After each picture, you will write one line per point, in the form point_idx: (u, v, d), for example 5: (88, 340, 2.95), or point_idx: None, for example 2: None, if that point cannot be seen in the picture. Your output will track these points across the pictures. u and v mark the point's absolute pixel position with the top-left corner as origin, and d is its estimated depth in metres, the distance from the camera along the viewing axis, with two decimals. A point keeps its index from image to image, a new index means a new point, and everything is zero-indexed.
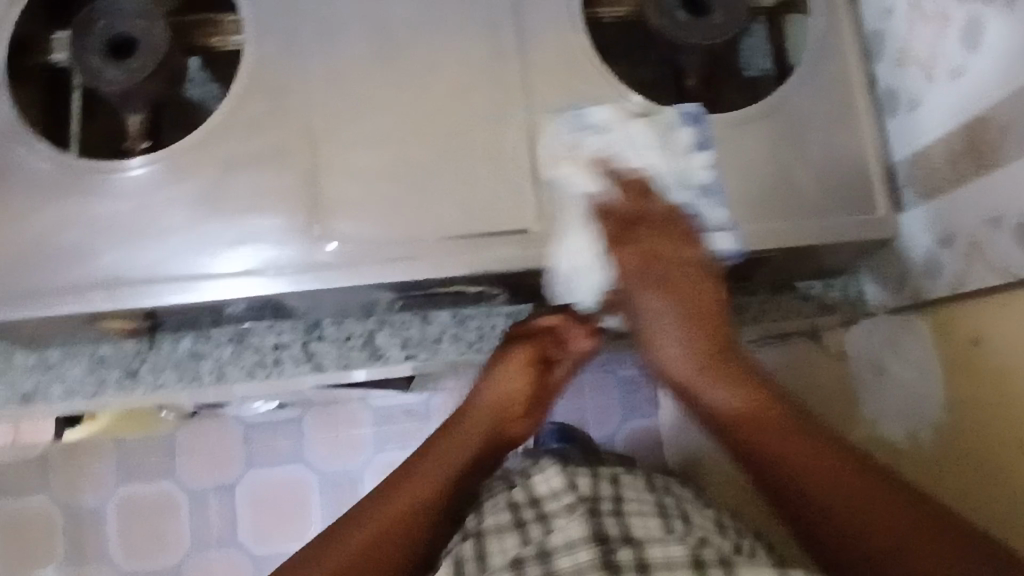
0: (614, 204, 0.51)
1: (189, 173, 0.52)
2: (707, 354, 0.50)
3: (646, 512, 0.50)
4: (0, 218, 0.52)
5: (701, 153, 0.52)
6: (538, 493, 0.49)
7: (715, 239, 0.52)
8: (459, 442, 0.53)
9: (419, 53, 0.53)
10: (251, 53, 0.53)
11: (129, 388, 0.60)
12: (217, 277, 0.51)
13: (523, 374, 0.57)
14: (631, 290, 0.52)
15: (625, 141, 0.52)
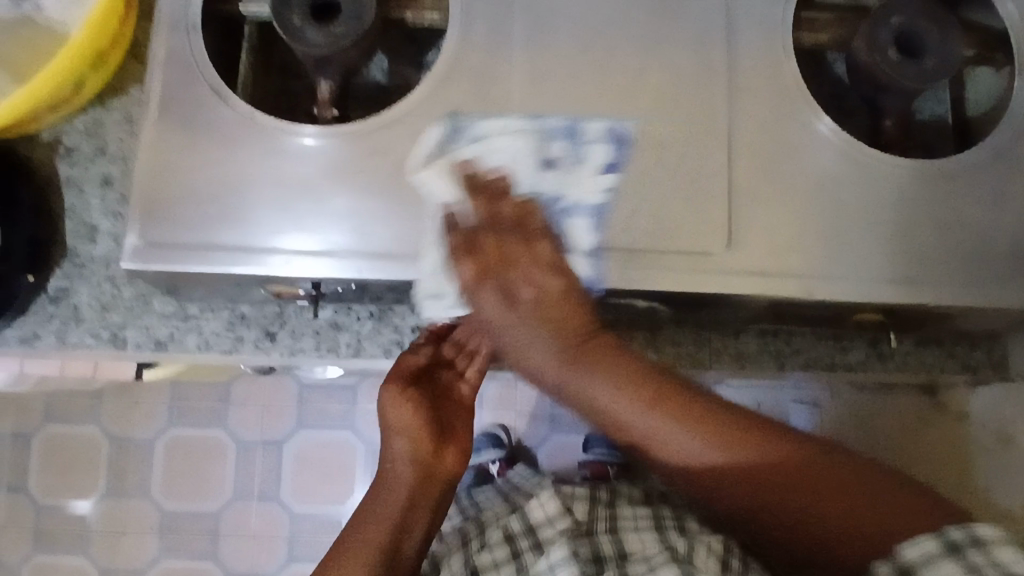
0: (468, 216, 0.48)
1: (378, 147, 0.51)
2: (578, 356, 0.51)
3: (641, 527, 0.60)
4: (180, 165, 0.51)
5: (606, 175, 0.48)
6: (534, 520, 0.61)
7: (574, 262, 0.49)
8: (401, 478, 0.54)
9: (625, 61, 0.52)
10: (456, 38, 0.52)
11: (266, 349, 0.61)
12: (391, 256, 0.50)
13: (412, 403, 0.55)
14: (480, 292, 0.49)
15: (489, 151, 0.48)
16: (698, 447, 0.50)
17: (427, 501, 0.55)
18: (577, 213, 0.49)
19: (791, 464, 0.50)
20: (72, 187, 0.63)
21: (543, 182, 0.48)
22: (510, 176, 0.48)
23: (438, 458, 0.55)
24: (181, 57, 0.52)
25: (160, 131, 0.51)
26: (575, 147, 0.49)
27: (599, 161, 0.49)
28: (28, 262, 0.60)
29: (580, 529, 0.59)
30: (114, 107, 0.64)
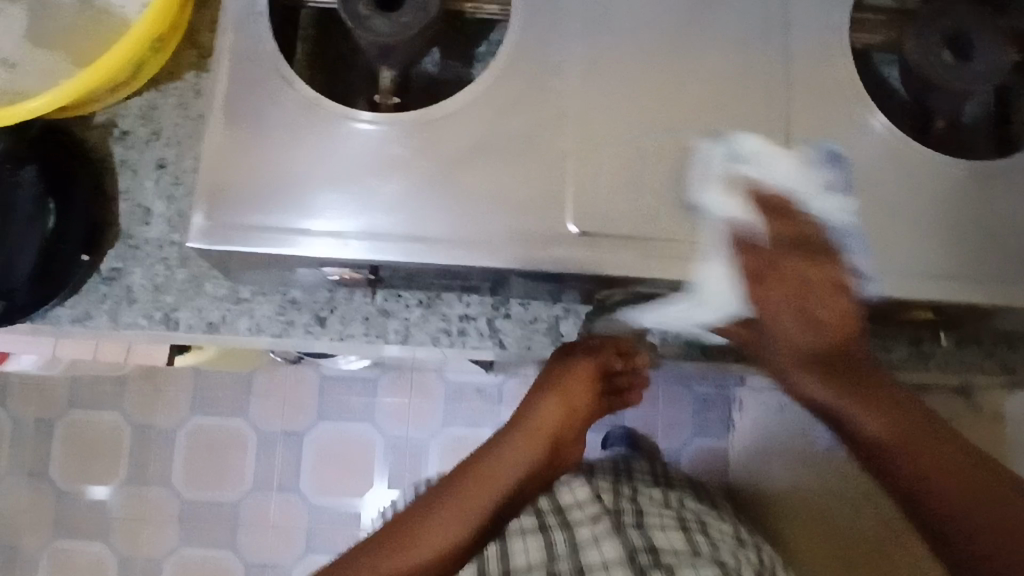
0: (762, 237, 0.50)
1: (438, 136, 0.52)
2: (829, 350, 0.51)
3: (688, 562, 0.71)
4: (244, 148, 0.52)
5: (840, 194, 0.51)
6: (590, 560, 0.67)
7: (865, 282, 0.51)
8: (538, 439, 0.61)
9: (683, 58, 0.53)
10: (518, 33, 0.53)
11: (316, 334, 0.61)
12: (449, 243, 0.51)
13: (584, 387, 0.63)
14: (742, 281, 0.50)
15: (771, 171, 0.50)
16: (880, 428, 0.50)
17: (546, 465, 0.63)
18: (852, 239, 0.51)
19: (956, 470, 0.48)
20: (126, 170, 0.64)
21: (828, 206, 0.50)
22: (793, 198, 0.49)
23: (569, 429, 0.64)
24: (247, 43, 0.53)
25: (227, 114, 0.52)
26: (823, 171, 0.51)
27: (830, 180, 0.51)
28: (82, 240, 0.60)
29: (612, 516, 0.74)
30: (169, 93, 0.65)
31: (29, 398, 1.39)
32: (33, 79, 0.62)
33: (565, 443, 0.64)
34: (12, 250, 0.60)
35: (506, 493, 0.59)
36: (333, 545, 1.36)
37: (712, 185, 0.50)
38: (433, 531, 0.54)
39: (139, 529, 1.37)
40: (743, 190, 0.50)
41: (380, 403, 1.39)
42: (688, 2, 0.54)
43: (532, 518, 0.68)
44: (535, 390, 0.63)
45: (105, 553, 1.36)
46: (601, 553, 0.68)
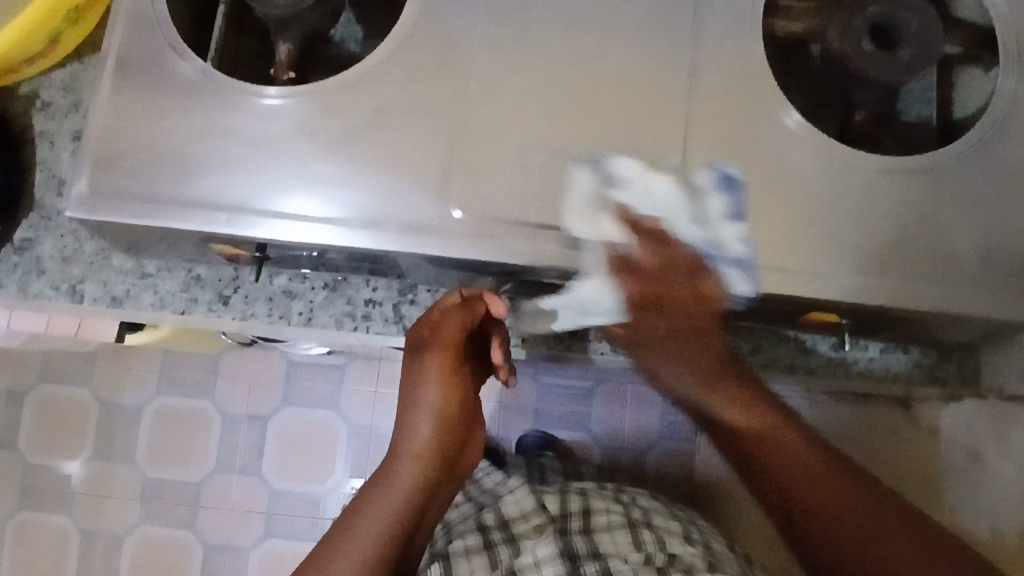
0: (637, 258, 0.48)
1: (330, 112, 0.51)
2: (708, 377, 0.48)
3: (616, 527, 0.74)
4: (132, 118, 0.51)
5: (732, 223, 0.48)
6: (508, 515, 0.74)
7: (731, 281, 0.47)
8: (413, 461, 0.56)
9: (587, 38, 0.51)
10: (417, 5, 0.51)
11: (219, 312, 0.60)
12: (335, 222, 0.50)
13: (450, 386, 0.57)
14: (635, 342, 0.49)
15: (646, 197, 0.48)
16: (739, 434, 0.48)
17: (431, 486, 0.56)
18: (728, 264, 0.47)
19: (865, 527, 0.45)
20: (44, 140, 0.64)
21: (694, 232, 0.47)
22: (670, 226, 0.47)
23: (446, 440, 0.58)
24: (143, 11, 0.52)
25: (117, 82, 0.51)
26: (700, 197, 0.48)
27: (724, 210, 0.48)
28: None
29: (556, 525, 0.73)
30: (92, 65, 0.65)
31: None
32: None
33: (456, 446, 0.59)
34: None
35: (390, 533, 0.53)
36: (293, 531, 1.36)
37: (592, 206, 0.48)
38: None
39: (102, 504, 1.38)
40: (616, 213, 0.48)
41: (346, 391, 1.39)
42: None
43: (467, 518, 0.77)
44: (405, 392, 0.57)
45: (69, 527, 1.38)
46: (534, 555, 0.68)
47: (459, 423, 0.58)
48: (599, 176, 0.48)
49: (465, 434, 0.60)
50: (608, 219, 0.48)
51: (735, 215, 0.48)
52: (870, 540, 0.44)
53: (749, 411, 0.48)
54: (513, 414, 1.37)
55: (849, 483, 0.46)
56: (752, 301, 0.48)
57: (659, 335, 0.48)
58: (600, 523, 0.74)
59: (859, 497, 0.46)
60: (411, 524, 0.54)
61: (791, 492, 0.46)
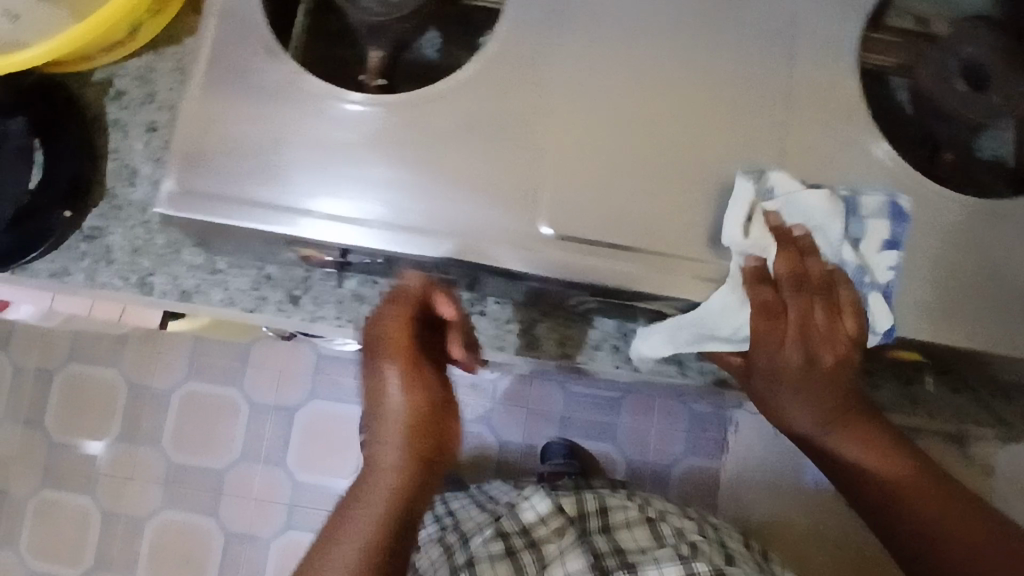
0: (775, 268, 0.49)
1: (419, 122, 0.51)
2: (809, 380, 0.51)
3: (633, 523, 0.90)
4: (222, 117, 0.51)
5: (891, 252, 0.49)
6: (526, 521, 0.89)
7: (872, 307, 0.48)
8: (383, 480, 0.53)
9: (681, 60, 0.50)
10: (513, 17, 0.51)
11: (288, 312, 0.61)
12: (419, 232, 0.49)
13: (412, 387, 0.53)
14: (767, 374, 0.52)
15: (798, 207, 0.49)
16: (852, 458, 0.54)
17: (409, 500, 0.53)
18: (868, 288, 0.49)
19: (946, 513, 0.52)
20: (118, 130, 0.63)
21: (847, 253, 0.49)
22: (815, 237, 0.50)
23: (419, 452, 0.53)
24: (237, 10, 0.52)
25: (208, 80, 0.51)
26: (856, 224, 0.49)
27: (883, 236, 0.49)
28: (67, 196, 0.61)
29: (574, 526, 0.88)
30: (168, 56, 0.64)
31: (32, 347, 1.41)
32: (31, 31, 0.62)
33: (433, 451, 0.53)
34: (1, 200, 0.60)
35: (366, 559, 0.51)
36: (312, 525, 1.36)
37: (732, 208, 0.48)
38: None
39: (124, 487, 1.38)
40: (767, 224, 0.49)
41: None
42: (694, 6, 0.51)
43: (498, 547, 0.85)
44: (371, 392, 0.54)
45: (90, 508, 1.38)
46: (559, 546, 0.86)
47: (435, 428, 0.53)
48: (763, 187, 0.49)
49: (444, 435, 0.54)
50: (753, 229, 0.48)
51: (892, 243, 0.49)
52: (948, 541, 0.51)
53: (860, 424, 0.54)
54: (539, 419, 1.39)
55: (951, 500, 0.53)
56: (891, 332, 0.49)
57: (792, 375, 0.51)
58: (618, 520, 0.90)
59: (963, 520, 0.52)
60: (388, 545, 0.52)
61: (884, 495, 0.53)
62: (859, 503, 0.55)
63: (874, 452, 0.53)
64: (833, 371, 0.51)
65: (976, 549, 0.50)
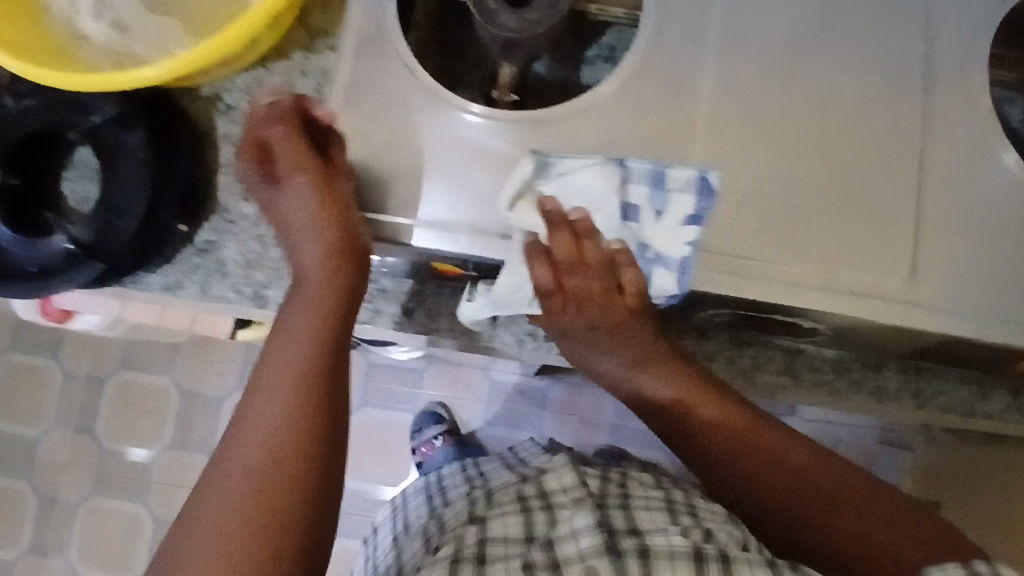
0: (558, 254, 0.50)
1: (556, 137, 0.51)
2: (648, 358, 0.55)
3: (653, 507, 0.57)
4: (363, 134, 0.51)
5: (691, 227, 0.47)
6: (549, 486, 0.58)
7: (658, 282, 0.49)
8: (313, 299, 0.50)
9: (818, 79, 0.51)
10: (650, 38, 0.51)
11: (402, 325, 0.61)
12: (560, 246, 0.49)
13: (328, 195, 0.50)
14: (572, 342, 0.55)
15: (572, 187, 0.49)
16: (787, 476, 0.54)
17: (332, 332, 0.50)
18: (669, 263, 0.49)
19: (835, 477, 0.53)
20: (227, 144, 0.64)
21: (631, 231, 0.49)
22: (597, 220, 0.50)
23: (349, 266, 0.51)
24: (373, 28, 0.53)
25: (347, 97, 0.52)
26: (660, 196, 0.48)
27: (687, 210, 0.47)
28: (180, 208, 0.60)
29: (596, 500, 0.57)
30: (276, 70, 0.64)
31: (83, 354, 1.42)
32: (146, 43, 0.61)
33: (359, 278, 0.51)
34: (114, 213, 0.58)
35: (305, 392, 0.47)
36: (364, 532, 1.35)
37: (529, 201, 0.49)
38: (247, 458, 0.45)
39: (177, 493, 1.39)
40: (540, 205, 0.49)
41: (423, 394, 1.41)
42: (827, 24, 0.52)
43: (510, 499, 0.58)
44: (294, 211, 0.51)
45: (142, 514, 1.39)
46: (573, 522, 0.54)
47: (357, 244, 0.51)
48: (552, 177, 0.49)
49: (367, 255, 0.52)
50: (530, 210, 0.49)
51: (696, 218, 0.47)
52: (892, 526, 0.50)
53: (680, 374, 0.56)
54: (588, 427, 1.39)
55: (901, 502, 0.52)
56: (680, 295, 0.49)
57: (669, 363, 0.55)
58: (640, 500, 0.59)
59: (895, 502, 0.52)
60: (320, 380, 0.48)
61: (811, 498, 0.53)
62: (758, 517, 0.55)
63: (798, 452, 0.55)
64: (712, 391, 0.56)
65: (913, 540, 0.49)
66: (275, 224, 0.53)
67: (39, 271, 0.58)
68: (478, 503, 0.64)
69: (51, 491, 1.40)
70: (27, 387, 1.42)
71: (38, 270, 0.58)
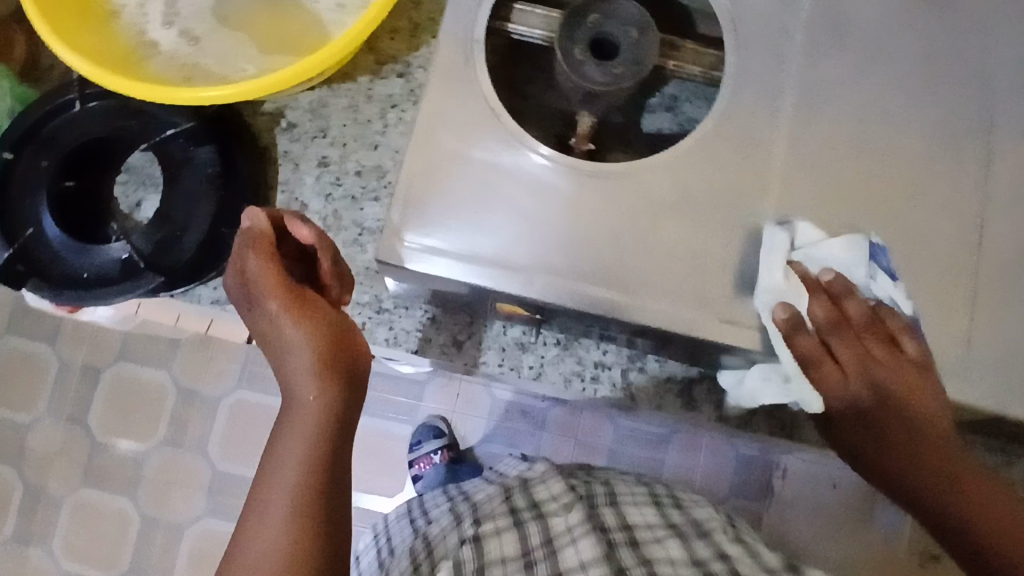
0: (812, 314, 0.50)
1: (639, 189, 0.52)
2: (909, 402, 0.50)
3: (641, 504, 0.72)
4: (443, 172, 0.52)
5: (898, 279, 0.51)
6: (539, 497, 0.69)
7: (902, 300, 0.51)
8: (301, 417, 0.49)
9: (887, 155, 0.53)
10: (727, 104, 0.53)
11: (451, 355, 0.62)
12: (635, 297, 0.51)
13: (307, 319, 0.50)
14: (811, 355, 0.50)
15: (818, 255, 0.50)
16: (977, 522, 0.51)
17: (327, 447, 0.49)
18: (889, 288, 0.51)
19: (964, 478, 0.52)
20: (288, 161, 0.64)
21: (880, 286, 0.51)
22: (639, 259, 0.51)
23: (334, 384, 0.50)
24: (459, 66, 0.53)
25: (432, 133, 0.52)
26: (876, 263, 0.51)
27: (874, 240, 0.51)
28: (239, 225, 0.58)
29: (584, 499, 0.70)
30: (341, 92, 0.65)
31: (80, 344, 1.41)
32: (216, 57, 0.61)
33: (348, 396, 0.51)
34: (177, 228, 0.58)
35: (299, 514, 0.47)
36: None
37: (790, 269, 0.50)
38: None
39: (168, 491, 1.38)
40: (794, 272, 0.50)
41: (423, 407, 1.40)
42: (895, 99, 0.54)
43: (503, 520, 0.66)
44: (273, 335, 0.51)
45: (130, 510, 1.38)
46: (568, 522, 0.65)
47: (337, 363, 0.50)
48: (797, 250, 0.50)
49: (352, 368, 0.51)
50: (788, 278, 0.50)
51: (882, 246, 0.51)
52: None
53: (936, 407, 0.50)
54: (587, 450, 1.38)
55: None
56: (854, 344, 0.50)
57: (834, 350, 0.51)
58: (638, 524, 0.68)
59: (989, 485, 0.52)
60: (314, 500, 0.47)
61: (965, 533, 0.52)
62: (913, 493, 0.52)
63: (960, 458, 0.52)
64: (908, 411, 0.50)
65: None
66: (258, 343, 0.53)
67: (93, 280, 0.57)
68: (463, 514, 0.72)
69: (39, 482, 1.38)
70: (21, 373, 1.41)
71: (92, 278, 0.57)
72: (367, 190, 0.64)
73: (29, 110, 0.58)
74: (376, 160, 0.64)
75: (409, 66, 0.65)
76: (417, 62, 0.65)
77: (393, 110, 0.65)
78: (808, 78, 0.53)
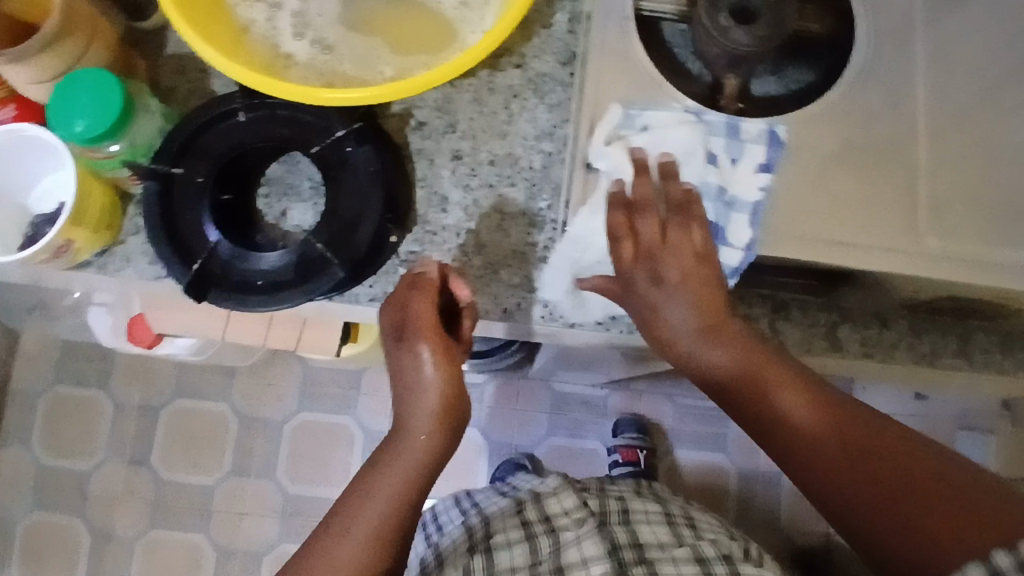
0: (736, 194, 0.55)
1: (796, 144, 0.56)
2: (705, 300, 0.56)
3: (654, 520, 0.76)
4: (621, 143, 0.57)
5: (763, 173, 0.55)
6: (551, 511, 0.73)
7: (737, 181, 0.55)
8: (411, 453, 0.58)
9: (1016, 87, 0.56)
10: (861, 59, 0.58)
11: (607, 326, 0.65)
12: (813, 240, 0.54)
13: (447, 370, 0.58)
14: (641, 272, 0.57)
15: (662, 142, 0.57)
16: (739, 373, 0.56)
17: (422, 483, 0.58)
18: (739, 209, 0.55)
19: (786, 381, 0.55)
20: (423, 158, 0.66)
21: (710, 175, 0.57)
22: (809, 204, 0.55)
23: (446, 435, 0.59)
24: (615, 45, 0.59)
25: (596, 105, 0.58)
26: (736, 146, 0.56)
27: (760, 159, 0.55)
28: (396, 218, 0.62)
29: (598, 519, 0.73)
30: (464, 88, 0.67)
31: (135, 383, 1.40)
32: (353, 62, 0.63)
33: (450, 441, 0.60)
34: (345, 225, 0.60)
35: (386, 535, 0.56)
36: None
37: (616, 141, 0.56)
38: None
39: (238, 520, 1.36)
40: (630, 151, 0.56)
41: (486, 409, 1.41)
42: (1016, 30, 0.58)
43: (517, 532, 0.71)
44: (409, 379, 0.58)
45: (203, 544, 1.36)
46: (582, 551, 0.68)
47: (456, 417, 0.59)
48: (635, 129, 0.57)
49: (459, 422, 0.60)
50: (624, 154, 0.56)
51: (767, 166, 0.55)
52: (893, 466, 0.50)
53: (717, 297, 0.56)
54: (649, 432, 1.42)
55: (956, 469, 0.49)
56: (987, 242, 0.55)
57: (674, 281, 0.56)
58: (648, 539, 0.72)
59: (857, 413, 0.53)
60: (402, 525, 0.57)
61: (814, 458, 0.53)
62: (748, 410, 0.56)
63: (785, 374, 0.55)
64: (715, 325, 0.56)
65: (933, 495, 0.48)
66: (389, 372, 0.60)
67: (268, 284, 0.59)
68: (477, 530, 0.76)
69: (105, 527, 1.36)
70: (75, 420, 1.39)
71: (267, 284, 0.59)
72: (503, 177, 0.66)
73: (182, 122, 0.60)
74: (507, 149, 0.66)
75: (524, 57, 0.68)
76: (532, 53, 0.68)
77: (516, 99, 0.67)
78: (932, 26, 0.58)
